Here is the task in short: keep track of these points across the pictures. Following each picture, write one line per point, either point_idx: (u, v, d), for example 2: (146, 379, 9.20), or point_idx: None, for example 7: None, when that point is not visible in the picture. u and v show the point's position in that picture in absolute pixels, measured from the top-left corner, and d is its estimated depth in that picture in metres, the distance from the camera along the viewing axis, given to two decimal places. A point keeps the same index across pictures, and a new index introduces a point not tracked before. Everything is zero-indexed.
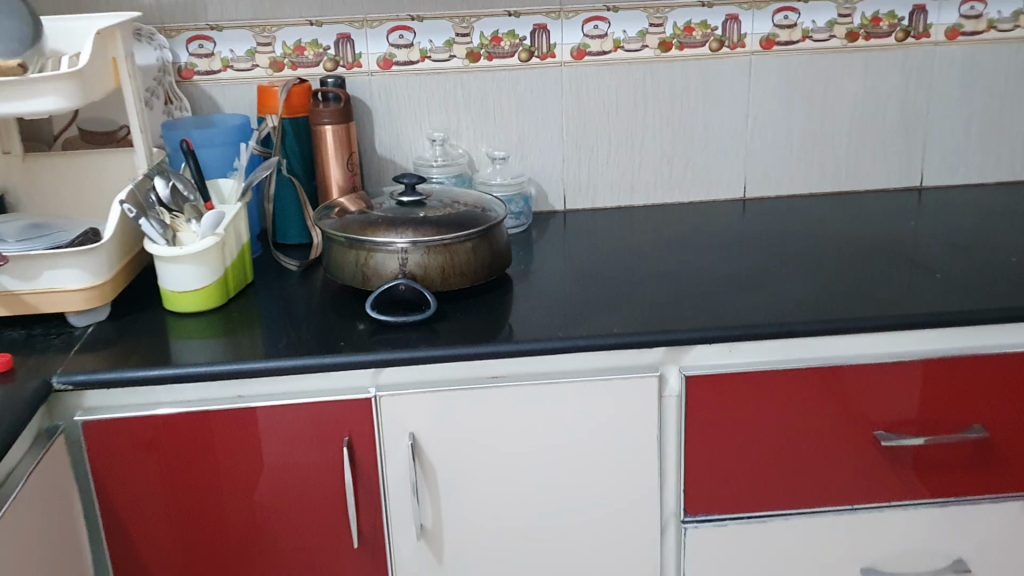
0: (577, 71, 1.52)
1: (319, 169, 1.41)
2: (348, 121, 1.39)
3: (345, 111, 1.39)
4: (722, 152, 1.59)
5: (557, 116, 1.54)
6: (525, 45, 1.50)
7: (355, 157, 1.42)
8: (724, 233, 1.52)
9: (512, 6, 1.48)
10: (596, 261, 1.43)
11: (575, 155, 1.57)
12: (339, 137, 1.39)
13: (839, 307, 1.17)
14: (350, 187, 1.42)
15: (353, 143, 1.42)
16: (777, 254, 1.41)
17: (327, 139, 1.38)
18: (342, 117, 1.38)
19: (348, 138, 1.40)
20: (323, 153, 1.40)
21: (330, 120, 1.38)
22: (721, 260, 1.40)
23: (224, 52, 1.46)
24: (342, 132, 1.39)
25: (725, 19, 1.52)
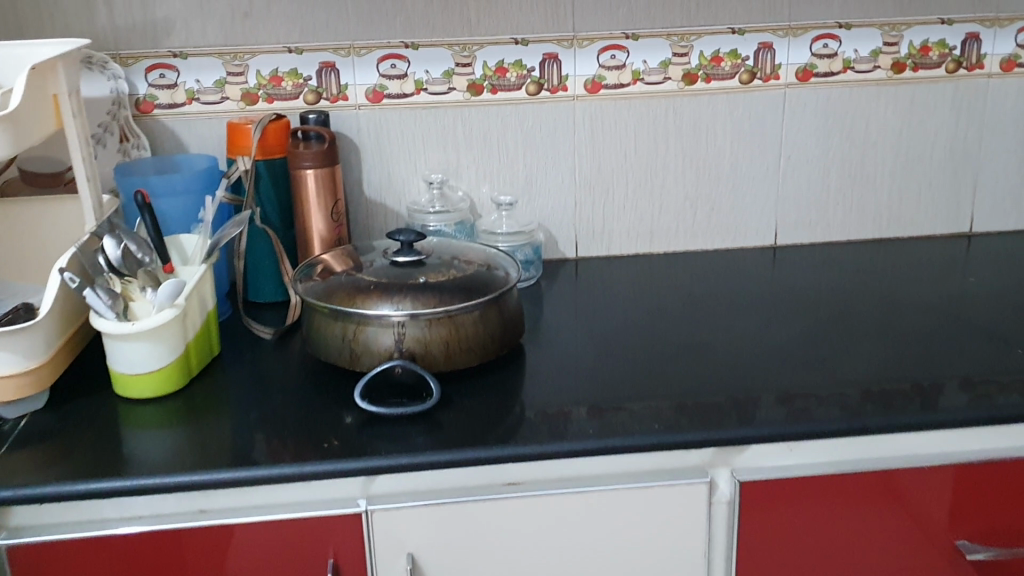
0: (590, 106, 1.34)
1: (299, 219, 1.22)
2: (333, 163, 1.21)
3: (330, 152, 1.20)
4: (751, 196, 1.41)
5: (570, 155, 1.36)
6: (533, 75, 1.32)
7: (340, 204, 1.25)
8: (759, 291, 1.34)
9: (518, 32, 1.30)
10: (616, 325, 1.25)
11: (590, 198, 1.38)
12: (323, 182, 1.21)
13: (910, 394, 1.01)
14: (334, 240, 1.24)
15: (339, 188, 1.23)
16: (821, 320, 1.25)
17: (308, 185, 1.20)
18: (327, 159, 1.20)
19: (333, 183, 1.22)
20: (303, 200, 1.21)
21: (312, 164, 1.19)
22: (759, 329, 1.23)
23: (190, 82, 1.28)
24: (326, 177, 1.21)
25: (758, 48, 1.34)
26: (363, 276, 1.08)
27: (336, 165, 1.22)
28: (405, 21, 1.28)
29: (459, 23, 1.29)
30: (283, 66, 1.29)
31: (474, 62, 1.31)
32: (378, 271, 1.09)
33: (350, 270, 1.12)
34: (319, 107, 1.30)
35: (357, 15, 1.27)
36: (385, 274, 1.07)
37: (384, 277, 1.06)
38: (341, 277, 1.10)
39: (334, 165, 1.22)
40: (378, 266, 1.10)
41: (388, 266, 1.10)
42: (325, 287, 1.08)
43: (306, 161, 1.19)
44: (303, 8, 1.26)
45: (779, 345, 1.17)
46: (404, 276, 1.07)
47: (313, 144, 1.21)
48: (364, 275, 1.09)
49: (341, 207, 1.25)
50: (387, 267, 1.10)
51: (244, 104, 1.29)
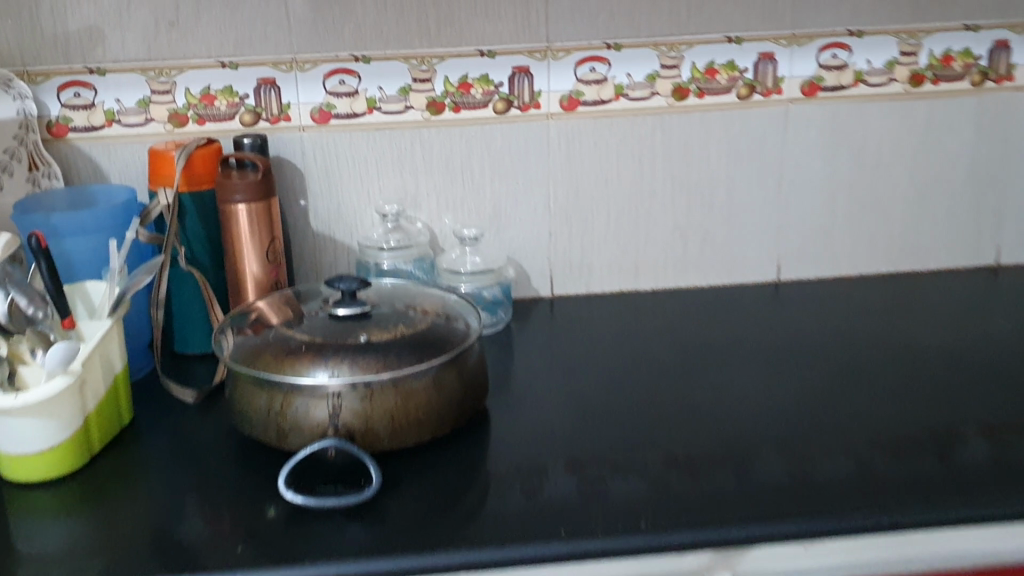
0: (568, 125, 1.19)
1: (230, 260, 1.06)
2: (268, 195, 1.05)
3: (264, 183, 1.04)
4: (750, 226, 1.25)
5: (544, 181, 1.20)
6: (501, 91, 1.16)
7: (279, 242, 1.09)
8: (759, 334, 1.17)
9: (485, 43, 1.14)
10: (595, 375, 1.09)
11: (568, 228, 1.22)
12: (257, 218, 1.05)
13: (948, 471, 0.84)
14: (272, 283, 1.08)
15: (276, 224, 1.08)
16: (833, 370, 1.08)
17: (239, 222, 1.04)
18: (260, 192, 1.04)
19: (269, 219, 1.06)
20: (234, 239, 1.05)
21: (244, 197, 1.03)
22: (761, 378, 1.07)
23: (109, 102, 1.12)
24: (260, 212, 1.05)
25: (758, 59, 1.18)
26: (296, 333, 0.93)
27: (273, 197, 1.06)
28: (354, 31, 1.12)
29: (418, 33, 1.13)
30: (216, 82, 1.13)
31: (434, 77, 1.15)
32: (314, 325, 0.93)
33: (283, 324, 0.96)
34: (258, 129, 1.15)
35: (299, 24, 1.11)
36: (321, 330, 0.91)
37: (319, 334, 0.91)
38: (272, 332, 0.94)
39: (270, 198, 1.06)
40: (315, 319, 0.95)
41: (326, 318, 0.95)
42: (253, 346, 0.92)
43: (235, 194, 1.03)
44: (238, 16, 1.10)
45: (785, 401, 1.01)
46: (344, 333, 0.91)
47: (245, 175, 1.05)
48: (297, 330, 0.93)
49: (281, 244, 1.10)
50: (325, 320, 0.94)
51: (172, 126, 1.13)
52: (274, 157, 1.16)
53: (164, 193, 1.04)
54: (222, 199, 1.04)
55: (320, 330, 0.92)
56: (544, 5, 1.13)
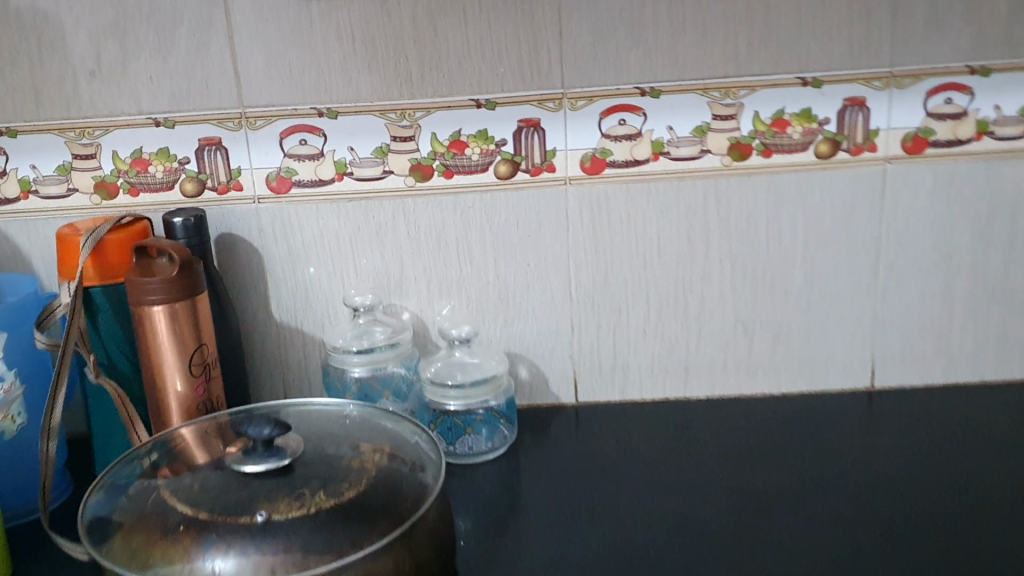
0: (594, 187, 0.92)
1: (147, 373, 0.84)
2: (194, 292, 0.83)
3: (188, 277, 0.82)
4: (836, 319, 0.96)
5: (561, 258, 0.94)
6: (504, 150, 0.92)
7: (213, 348, 0.86)
8: (856, 467, 0.86)
9: (481, 91, 0.90)
10: (624, 511, 0.81)
11: (597, 317, 0.96)
12: (179, 322, 0.82)
13: None
14: (203, 402, 0.85)
15: (208, 326, 0.85)
16: (949, 517, 0.78)
17: (156, 327, 0.82)
18: (183, 288, 0.82)
19: (196, 321, 0.84)
20: (150, 348, 0.83)
21: (160, 296, 0.81)
22: (853, 523, 0.77)
23: (24, 169, 0.92)
24: (185, 314, 0.82)
25: (843, 107, 0.90)
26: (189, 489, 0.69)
27: (201, 294, 0.84)
28: (316, 78, 0.89)
29: (396, 79, 0.89)
30: (149, 144, 0.91)
31: (417, 134, 0.91)
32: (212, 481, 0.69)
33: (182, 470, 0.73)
34: (203, 201, 0.93)
35: (249, 72, 0.89)
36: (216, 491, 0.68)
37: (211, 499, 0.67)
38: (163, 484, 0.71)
39: (198, 295, 0.83)
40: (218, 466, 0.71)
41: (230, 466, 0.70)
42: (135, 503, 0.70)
43: (150, 293, 0.81)
44: (172, 64, 0.88)
45: (907, 565, 0.71)
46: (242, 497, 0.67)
47: (165, 266, 0.83)
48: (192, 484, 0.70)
49: (217, 350, 0.87)
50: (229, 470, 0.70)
51: (99, 198, 0.93)
52: (224, 234, 0.94)
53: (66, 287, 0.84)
54: (135, 298, 0.81)
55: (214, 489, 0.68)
56: (557, 41, 0.88)
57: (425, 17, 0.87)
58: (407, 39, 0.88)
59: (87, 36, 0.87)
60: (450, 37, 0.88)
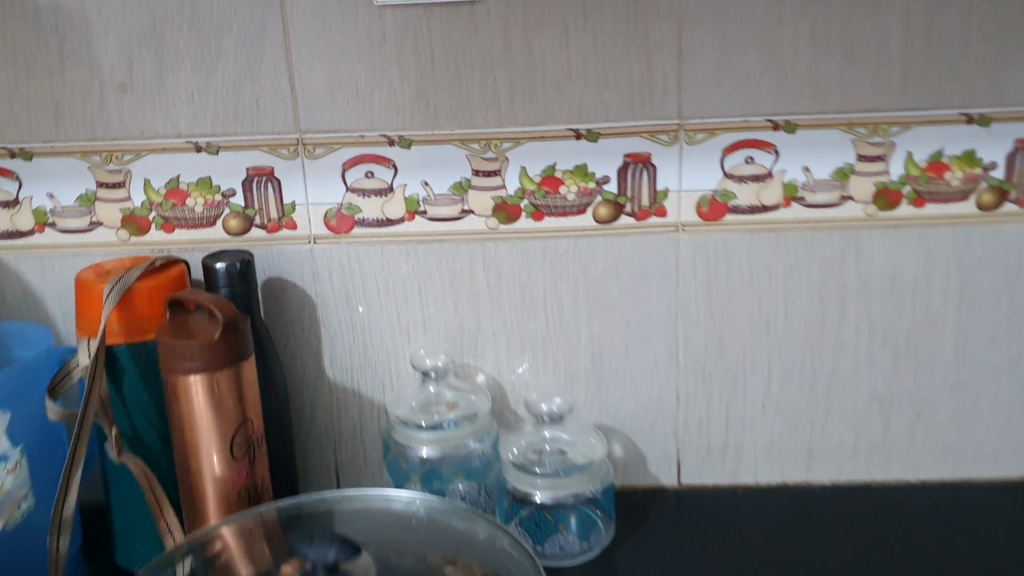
0: (712, 237, 0.79)
1: (180, 452, 0.70)
2: (238, 357, 0.69)
3: (232, 340, 0.69)
4: (983, 395, 0.83)
5: (671, 319, 0.81)
6: (606, 190, 0.78)
7: (258, 420, 0.73)
8: None
9: (582, 119, 0.75)
10: None
11: (709, 389, 0.83)
12: (219, 394, 0.69)
13: None
14: (245, 486, 0.72)
15: (253, 397, 0.72)
16: None
17: (192, 400, 0.68)
18: (225, 354, 0.68)
19: (239, 392, 0.70)
20: (185, 423, 0.69)
21: (200, 363, 0.67)
22: None
23: (41, 199, 0.78)
24: (226, 385, 0.69)
25: (1013, 149, 0.76)
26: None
27: (246, 359, 0.70)
28: (387, 100, 0.75)
29: (481, 103, 0.75)
30: (187, 173, 0.78)
31: (504, 169, 0.78)
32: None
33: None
34: (248, 241, 0.79)
35: (308, 91, 0.75)
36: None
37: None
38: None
39: (242, 360, 0.70)
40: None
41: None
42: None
43: (186, 360, 0.67)
44: (218, 79, 0.75)
45: None
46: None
47: (205, 326, 0.69)
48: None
49: (262, 422, 0.74)
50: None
51: (126, 234, 0.79)
52: (273, 278, 0.80)
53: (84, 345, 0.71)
54: (168, 365, 0.68)
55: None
56: (676, 62, 0.73)
57: (519, 31, 0.73)
58: (496, 56, 0.74)
59: (119, 44, 0.74)
60: (548, 54, 0.74)
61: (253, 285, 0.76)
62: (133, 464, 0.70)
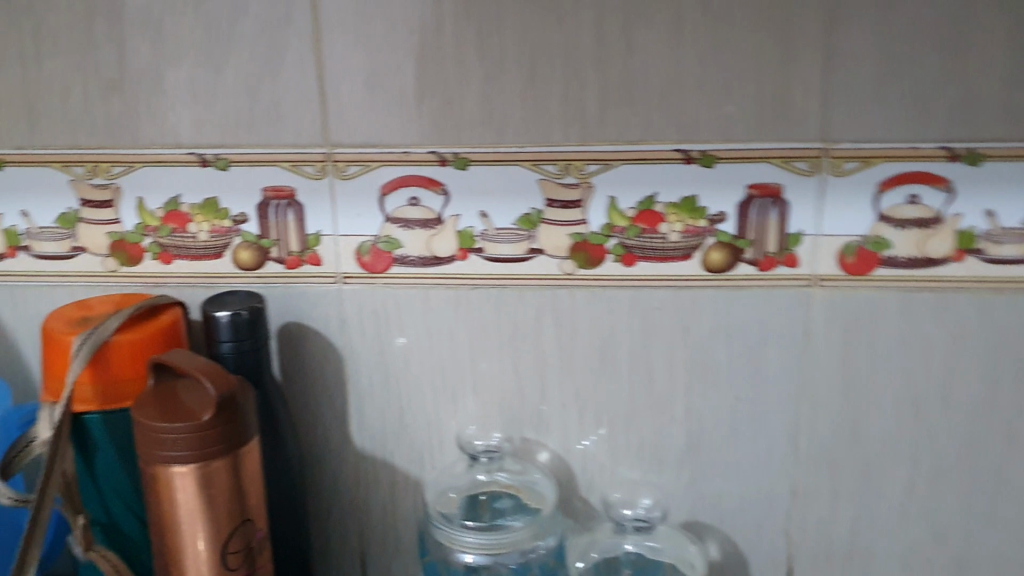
0: (855, 295, 0.61)
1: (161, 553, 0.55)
2: (235, 443, 0.53)
3: (226, 422, 0.53)
4: None
5: (790, 394, 0.63)
6: (721, 230, 0.60)
7: (261, 514, 0.57)
8: None
9: (692, 138, 0.58)
10: None
11: (835, 481, 0.65)
12: (211, 489, 0.53)
13: None
14: None
15: (256, 487, 0.56)
16: None
17: (176, 495, 0.53)
18: (217, 439, 0.52)
19: (235, 485, 0.54)
20: (167, 521, 0.54)
21: (183, 451, 0.52)
22: None
23: (13, 217, 0.64)
24: (219, 478, 0.53)
25: None
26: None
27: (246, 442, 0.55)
28: (441, 108, 0.59)
29: (562, 114, 0.59)
30: (189, 192, 0.62)
31: (587, 198, 0.60)
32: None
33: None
34: (262, 277, 0.63)
35: (341, 93, 0.59)
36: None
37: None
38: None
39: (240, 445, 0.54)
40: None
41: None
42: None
43: (168, 446, 0.52)
44: (229, 77, 0.59)
45: None
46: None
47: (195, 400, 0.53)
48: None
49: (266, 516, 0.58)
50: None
51: (115, 263, 0.64)
52: (291, 324, 0.64)
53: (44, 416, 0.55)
54: (146, 450, 0.52)
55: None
56: (824, 69, 0.56)
57: (615, 23, 0.57)
58: (585, 54, 0.57)
59: (106, 29, 0.58)
60: (654, 53, 0.57)
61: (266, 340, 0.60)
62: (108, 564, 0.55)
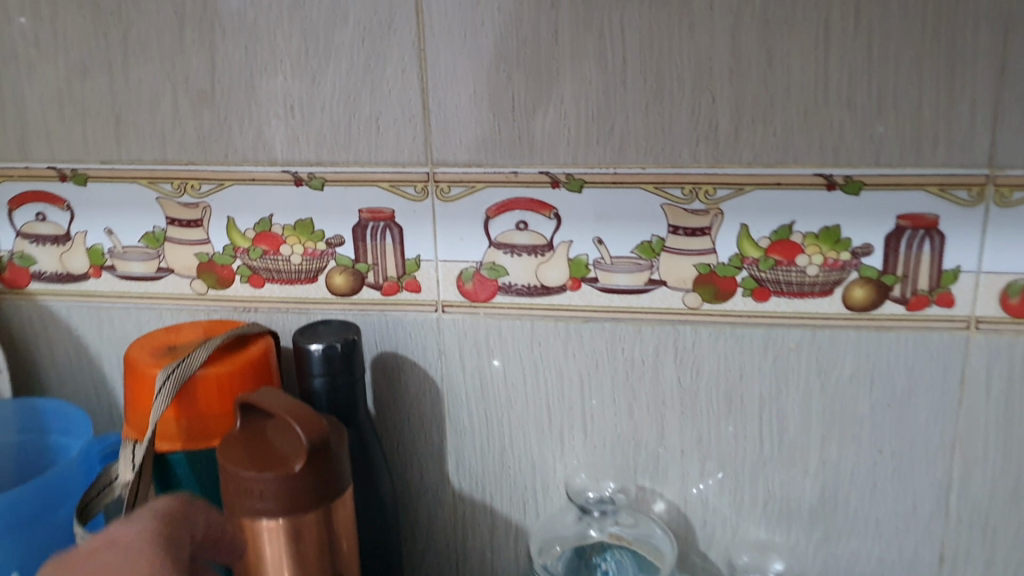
0: (1020, 341, 0.54)
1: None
2: (326, 492, 0.48)
3: (318, 470, 0.48)
4: None
5: (941, 449, 0.57)
6: (867, 264, 0.54)
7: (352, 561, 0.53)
8: None
9: (838, 163, 0.52)
10: None
11: (989, 547, 0.58)
12: (299, 541, 0.48)
13: None
14: None
15: (347, 531, 0.51)
16: None
17: (263, 548, 0.48)
18: (309, 490, 0.47)
19: (324, 535, 0.50)
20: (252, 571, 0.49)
21: (269, 505, 0.47)
22: None
23: (97, 235, 0.60)
24: (308, 529, 0.49)
25: None
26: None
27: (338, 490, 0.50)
28: (557, 122, 0.53)
29: (691, 132, 0.53)
30: (282, 212, 0.58)
31: (716, 227, 0.54)
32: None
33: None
34: (357, 303, 0.59)
35: (446, 109, 0.54)
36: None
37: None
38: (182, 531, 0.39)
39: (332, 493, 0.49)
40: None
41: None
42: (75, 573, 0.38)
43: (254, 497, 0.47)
44: (328, 89, 0.55)
45: None
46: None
47: (285, 443, 0.49)
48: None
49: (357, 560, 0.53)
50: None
51: (203, 285, 0.60)
52: (387, 354, 0.59)
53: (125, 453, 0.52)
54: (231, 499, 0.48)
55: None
56: (993, 85, 0.50)
57: (755, 34, 0.51)
58: (718, 66, 0.52)
59: (198, 36, 0.54)
60: (796, 66, 0.51)
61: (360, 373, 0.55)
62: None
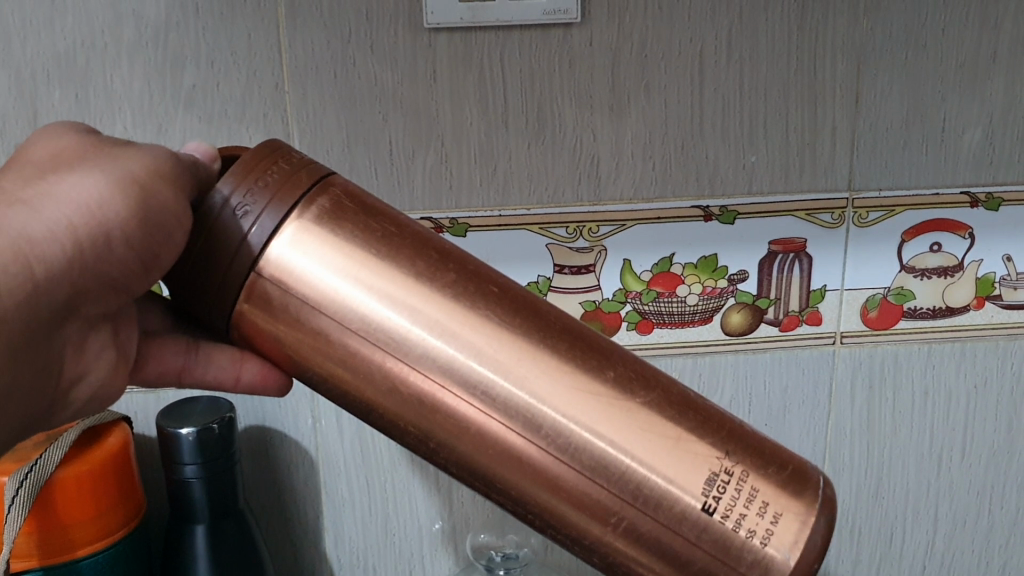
0: (879, 350, 0.58)
1: (673, 530, 0.33)
2: (282, 193, 0.33)
3: (283, 160, 0.34)
4: None
5: (815, 459, 0.60)
6: (742, 290, 0.56)
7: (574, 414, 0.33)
8: None
9: (713, 194, 0.53)
10: None
11: (857, 547, 0.63)
12: (232, 204, 0.33)
13: None
14: (712, 462, 0.33)
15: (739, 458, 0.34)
16: None
17: (433, 404, 0.33)
18: (272, 171, 0.33)
19: (262, 234, 0.32)
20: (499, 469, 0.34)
21: (256, 166, 0.33)
22: None
23: None
24: (251, 211, 0.32)
25: None
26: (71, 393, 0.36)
27: (514, 286, 0.36)
28: (437, 166, 0.51)
29: (573, 170, 0.51)
30: None
31: (601, 263, 0.54)
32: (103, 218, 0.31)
33: (196, 303, 0.34)
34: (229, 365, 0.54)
35: (315, 156, 0.50)
36: (59, 163, 0.32)
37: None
38: (68, 134, 0.34)
39: (291, 216, 0.33)
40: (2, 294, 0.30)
41: (92, 251, 0.32)
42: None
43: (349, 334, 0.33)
44: (177, 139, 0.49)
45: None
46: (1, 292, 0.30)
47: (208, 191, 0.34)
48: (23, 195, 0.31)
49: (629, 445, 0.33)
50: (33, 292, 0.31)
51: None
52: (255, 429, 0.55)
53: (736, 492, 0.33)
54: (342, 345, 0.33)
55: (58, 212, 0.31)
56: (852, 115, 0.52)
57: (633, 69, 0.50)
58: (599, 103, 0.50)
59: (13, 83, 0.47)
60: (673, 100, 0.50)
61: (327, 228, 0.33)
62: (827, 510, 0.34)
